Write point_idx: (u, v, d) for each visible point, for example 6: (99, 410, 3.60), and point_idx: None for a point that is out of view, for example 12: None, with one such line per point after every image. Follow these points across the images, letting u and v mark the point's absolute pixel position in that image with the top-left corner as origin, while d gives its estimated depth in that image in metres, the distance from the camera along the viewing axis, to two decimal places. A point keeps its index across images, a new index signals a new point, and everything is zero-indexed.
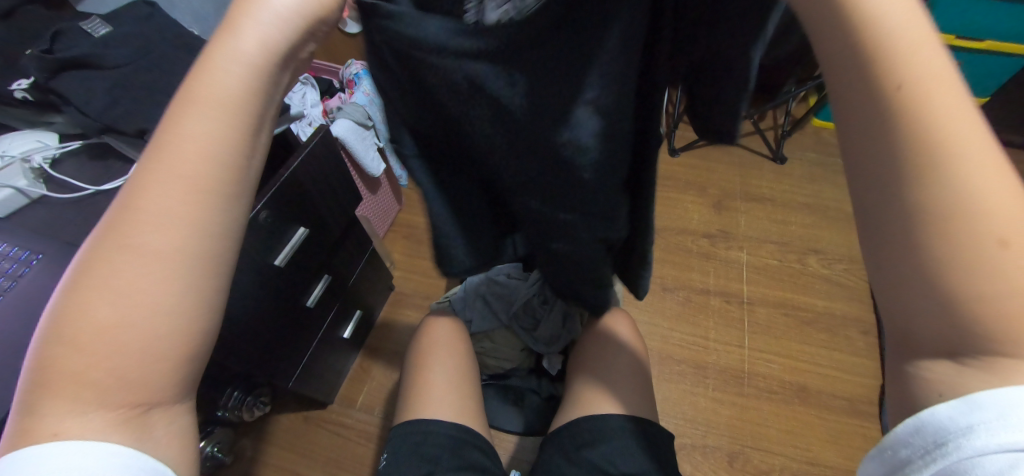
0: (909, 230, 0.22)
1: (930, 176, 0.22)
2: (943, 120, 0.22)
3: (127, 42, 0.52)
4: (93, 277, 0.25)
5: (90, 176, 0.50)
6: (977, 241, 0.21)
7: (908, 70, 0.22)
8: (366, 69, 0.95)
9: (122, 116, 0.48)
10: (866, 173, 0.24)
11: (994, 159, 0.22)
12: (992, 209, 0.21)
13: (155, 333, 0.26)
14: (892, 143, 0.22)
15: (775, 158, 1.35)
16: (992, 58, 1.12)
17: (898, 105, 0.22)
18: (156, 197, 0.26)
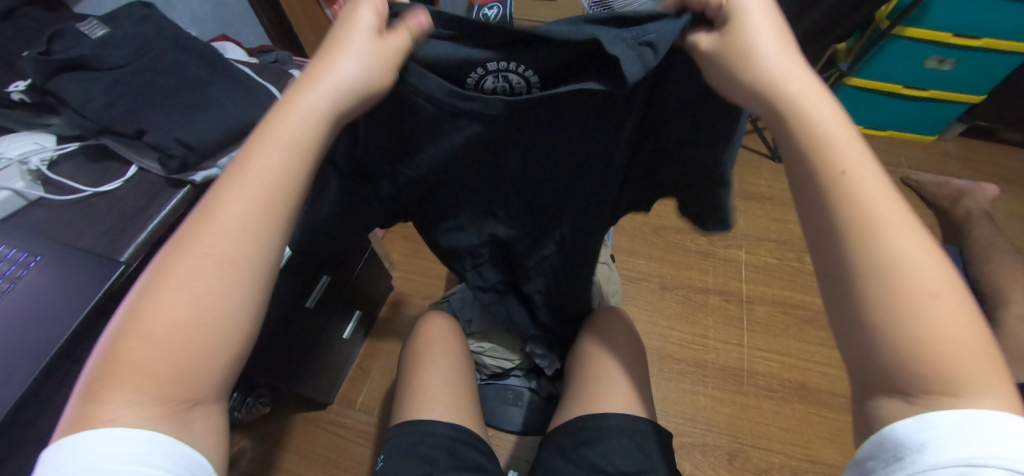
0: (862, 287, 0.29)
1: (870, 246, 0.29)
2: (874, 205, 0.30)
3: (125, 44, 0.52)
4: (170, 279, 0.30)
5: (89, 178, 0.50)
6: (912, 294, 0.28)
7: (847, 164, 0.31)
8: None
9: (121, 117, 0.48)
10: (826, 241, 0.31)
11: (917, 239, 0.29)
12: (915, 272, 0.28)
13: (220, 326, 0.30)
14: (840, 217, 0.30)
15: (773, 156, 1.35)
16: (990, 56, 1.12)
17: (846, 187, 0.30)
18: (235, 216, 0.32)
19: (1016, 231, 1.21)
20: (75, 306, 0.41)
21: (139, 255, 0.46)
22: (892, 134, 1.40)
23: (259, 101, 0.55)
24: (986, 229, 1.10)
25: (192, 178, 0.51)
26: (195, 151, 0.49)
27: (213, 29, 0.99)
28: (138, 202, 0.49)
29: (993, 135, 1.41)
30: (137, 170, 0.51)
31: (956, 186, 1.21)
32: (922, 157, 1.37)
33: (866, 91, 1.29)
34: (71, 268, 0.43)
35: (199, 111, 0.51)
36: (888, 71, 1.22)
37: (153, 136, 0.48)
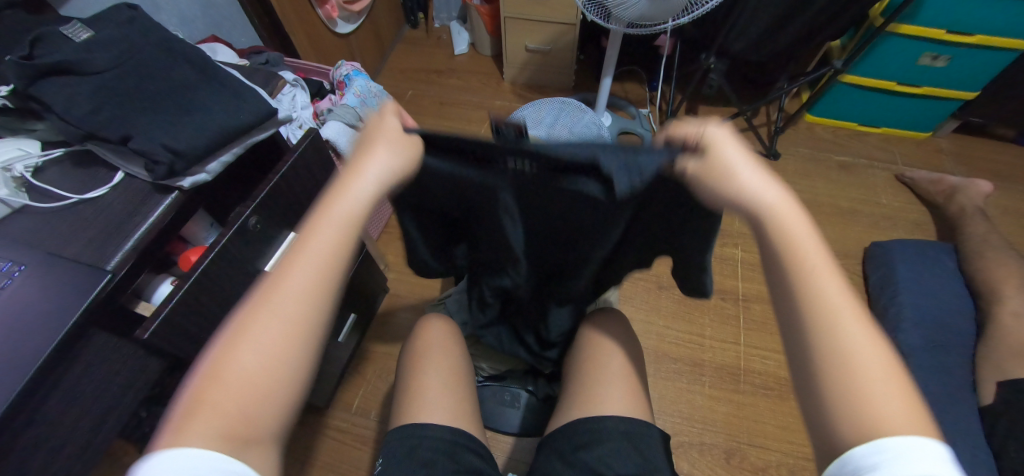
0: (820, 363, 0.32)
1: (827, 327, 0.32)
2: (830, 288, 0.33)
3: (109, 47, 0.50)
4: (245, 333, 0.33)
5: (74, 184, 0.49)
6: (863, 378, 0.31)
7: (808, 251, 0.34)
8: (357, 71, 0.95)
9: (106, 122, 0.47)
10: (792, 317, 0.34)
11: (865, 322, 0.33)
12: (864, 360, 0.31)
13: (284, 369, 0.33)
14: (803, 299, 0.33)
15: (769, 154, 1.36)
16: (984, 53, 1.13)
17: (807, 272, 0.33)
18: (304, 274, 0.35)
19: (1009, 227, 1.22)
20: (62, 317, 0.41)
21: (126, 263, 0.45)
22: (886, 131, 1.41)
23: (248, 105, 0.54)
24: (981, 225, 1.10)
25: (180, 183, 0.50)
26: (181, 157, 0.48)
27: (203, 30, 0.98)
28: (125, 208, 0.49)
29: (987, 132, 1.42)
30: (123, 176, 0.50)
31: (949, 181, 1.20)
32: (917, 153, 1.38)
33: (861, 88, 1.29)
34: (58, 278, 0.42)
35: (186, 117, 0.51)
36: (883, 68, 1.22)
37: (139, 142, 0.47)
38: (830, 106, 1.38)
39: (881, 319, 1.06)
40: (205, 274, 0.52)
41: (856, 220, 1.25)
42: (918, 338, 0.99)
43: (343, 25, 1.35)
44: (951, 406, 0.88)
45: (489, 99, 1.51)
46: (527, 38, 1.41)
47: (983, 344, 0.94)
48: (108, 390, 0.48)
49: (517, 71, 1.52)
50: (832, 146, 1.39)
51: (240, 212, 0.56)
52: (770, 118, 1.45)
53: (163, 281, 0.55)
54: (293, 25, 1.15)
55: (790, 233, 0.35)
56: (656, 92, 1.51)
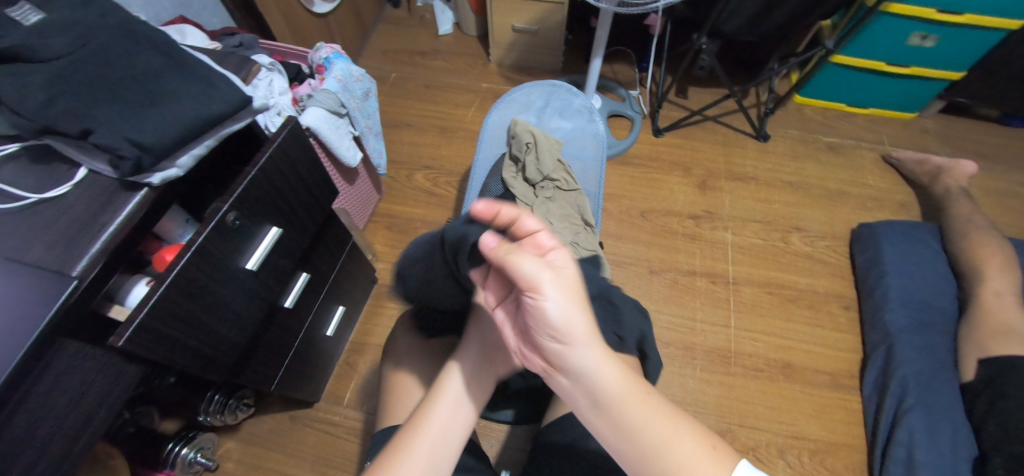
0: (632, 453, 0.38)
1: (622, 427, 0.38)
2: (607, 398, 0.38)
3: (64, 31, 0.46)
4: (417, 420, 0.46)
5: (33, 183, 0.46)
6: (657, 454, 0.37)
7: (582, 380, 0.38)
8: (336, 53, 0.90)
9: (63, 116, 0.44)
10: (603, 431, 0.39)
11: (634, 408, 0.38)
12: (655, 445, 0.38)
13: (453, 417, 0.47)
14: (599, 413, 0.39)
15: (758, 136, 1.35)
16: (974, 33, 1.12)
17: (588, 389, 0.38)
18: (451, 400, 0.47)
19: (990, 207, 1.24)
20: (27, 330, 0.38)
21: (94, 267, 0.42)
22: (874, 111, 1.41)
23: (221, 95, 0.51)
24: (964, 205, 1.11)
25: (148, 180, 0.47)
26: (149, 152, 0.45)
27: (170, 10, 0.92)
28: (91, 207, 0.46)
29: (971, 112, 1.43)
30: (86, 172, 0.47)
31: (935, 162, 1.21)
32: (903, 134, 1.38)
33: (850, 69, 1.29)
34: (18, 286, 0.39)
35: (150, 108, 0.47)
36: (873, 48, 1.21)
37: (102, 137, 0.44)
38: (820, 87, 1.37)
39: (867, 299, 1.08)
40: (182, 275, 0.49)
41: (843, 201, 1.26)
42: (903, 318, 1.00)
43: (321, 4, 1.28)
44: (934, 383, 0.90)
45: (475, 82, 1.47)
46: (514, 18, 1.36)
47: (964, 322, 0.96)
48: (85, 401, 0.45)
49: (503, 52, 1.48)
50: (821, 128, 1.39)
51: (216, 209, 0.53)
52: (759, 99, 1.45)
53: (138, 282, 0.52)
54: (268, 4, 1.09)
55: (573, 369, 0.38)
56: (645, 73, 1.48)
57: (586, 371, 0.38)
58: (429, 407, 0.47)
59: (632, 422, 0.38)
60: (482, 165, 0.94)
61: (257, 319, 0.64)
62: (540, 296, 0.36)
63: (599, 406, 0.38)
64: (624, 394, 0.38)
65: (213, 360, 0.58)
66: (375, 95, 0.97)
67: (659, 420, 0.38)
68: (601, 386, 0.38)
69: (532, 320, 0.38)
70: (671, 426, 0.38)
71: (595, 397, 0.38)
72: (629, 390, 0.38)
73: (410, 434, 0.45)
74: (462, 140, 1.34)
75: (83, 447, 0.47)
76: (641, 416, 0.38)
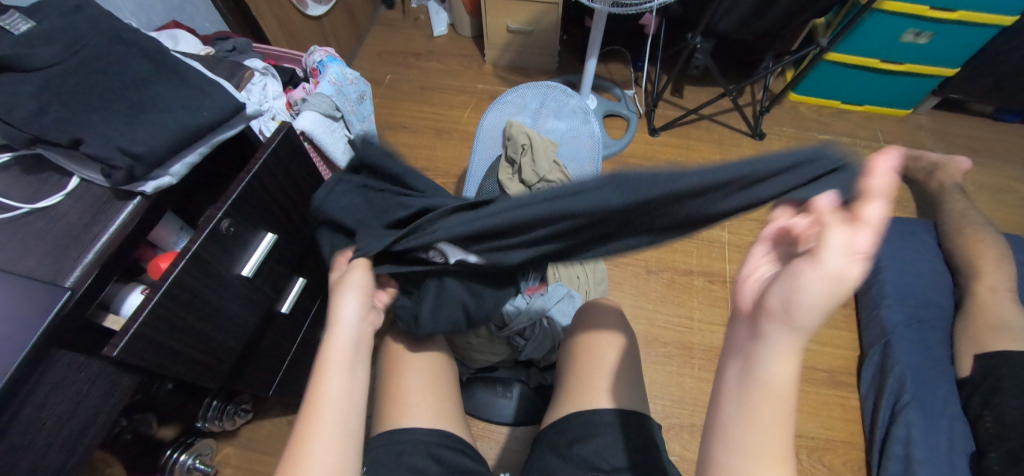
0: (733, 431, 0.36)
1: (751, 411, 0.35)
2: (766, 384, 0.35)
3: (54, 39, 0.46)
4: (311, 397, 0.49)
5: (25, 192, 0.46)
6: (752, 453, 0.35)
7: (765, 359, 0.35)
8: (330, 56, 0.90)
9: (53, 125, 0.43)
10: (733, 399, 0.37)
11: (774, 413, 0.35)
12: (759, 450, 0.35)
13: (339, 389, 0.49)
14: (747, 386, 0.36)
15: (754, 134, 1.35)
16: (967, 29, 1.12)
17: (762, 368, 0.35)
18: (339, 374, 0.50)
19: (985, 203, 1.25)
20: (19, 342, 0.38)
21: (88, 277, 0.42)
22: (869, 109, 1.41)
23: (213, 102, 0.51)
24: (959, 201, 1.12)
25: (141, 189, 0.47)
26: (142, 161, 0.45)
27: (163, 16, 0.91)
28: (83, 217, 0.45)
29: (965, 107, 1.43)
30: (78, 182, 0.47)
31: None
32: (898, 130, 1.39)
33: (844, 66, 1.29)
34: (8, 297, 0.39)
35: (141, 116, 0.47)
36: (867, 46, 1.22)
37: (93, 146, 0.43)
38: (814, 85, 1.37)
39: (863, 296, 1.09)
40: (176, 283, 0.49)
41: None
42: (899, 314, 1.01)
43: (315, 7, 1.28)
44: (931, 379, 0.91)
45: (471, 83, 1.46)
46: (509, 19, 1.36)
47: (960, 318, 0.97)
48: (80, 411, 0.45)
49: (498, 53, 1.48)
50: (816, 125, 1.39)
51: (210, 216, 0.53)
52: (755, 97, 1.45)
53: (132, 290, 0.51)
54: (261, 8, 1.09)
55: (768, 347, 0.34)
56: (640, 73, 1.49)
57: (773, 355, 0.34)
58: (318, 386, 0.49)
59: (762, 417, 0.35)
60: (477, 167, 0.94)
61: (254, 325, 0.64)
62: (816, 275, 0.31)
63: (747, 385, 0.36)
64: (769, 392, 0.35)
65: (209, 367, 0.57)
66: (370, 98, 0.97)
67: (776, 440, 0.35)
68: (763, 371, 0.35)
69: (781, 279, 0.33)
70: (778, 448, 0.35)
71: (748, 374, 0.36)
72: (783, 395, 0.35)
73: (309, 416, 0.48)
74: (457, 142, 1.33)
75: (80, 457, 0.47)
76: (769, 422, 0.35)
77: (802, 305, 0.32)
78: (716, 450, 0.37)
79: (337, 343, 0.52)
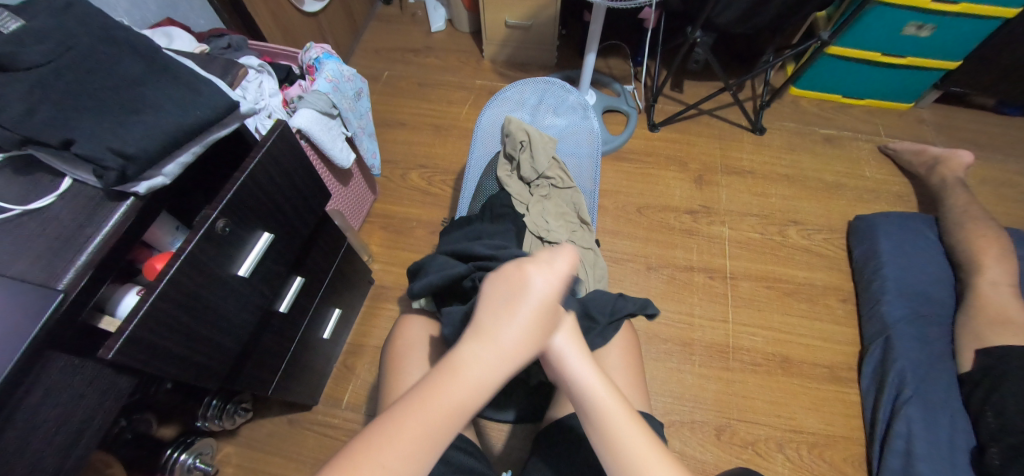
0: (607, 447, 0.44)
1: (606, 418, 0.45)
2: (592, 395, 0.46)
3: (43, 37, 0.45)
4: (423, 395, 0.41)
5: (17, 194, 0.45)
6: (628, 447, 0.44)
7: (585, 384, 0.46)
8: (326, 53, 0.89)
9: (44, 125, 0.43)
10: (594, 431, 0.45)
11: (615, 408, 0.45)
12: (626, 443, 0.44)
13: (455, 407, 0.41)
14: (590, 414, 0.46)
15: (754, 129, 1.34)
16: (969, 21, 1.11)
17: (584, 391, 0.46)
18: (463, 402, 0.42)
19: (987, 197, 1.24)
20: (11, 346, 0.38)
21: (81, 280, 0.42)
22: (870, 102, 1.40)
23: (205, 100, 0.50)
24: (961, 196, 1.11)
25: (134, 190, 0.46)
26: (134, 162, 0.44)
27: (157, 13, 0.90)
28: (75, 218, 0.45)
29: (967, 101, 1.42)
30: (71, 182, 0.46)
31: (931, 152, 1.20)
32: (899, 124, 1.38)
33: (845, 60, 1.28)
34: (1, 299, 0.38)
35: (133, 115, 0.46)
36: (868, 39, 1.21)
37: (84, 147, 0.43)
38: (815, 78, 1.36)
39: (864, 291, 1.09)
40: (171, 284, 0.48)
41: (840, 193, 1.25)
42: (901, 309, 1.00)
43: (311, 3, 1.27)
44: (931, 375, 0.91)
45: (469, 79, 1.45)
46: (507, 14, 1.34)
47: (961, 313, 0.96)
48: (77, 413, 0.45)
49: (497, 48, 1.46)
50: (817, 119, 1.38)
51: (206, 215, 0.52)
52: (755, 92, 1.44)
53: (128, 291, 0.51)
54: (257, 4, 1.07)
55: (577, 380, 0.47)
56: (640, 67, 1.48)
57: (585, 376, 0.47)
58: (437, 383, 0.42)
59: (608, 422, 0.45)
60: (476, 164, 0.93)
61: (251, 325, 0.64)
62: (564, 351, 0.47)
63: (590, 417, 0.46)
64: (600, 399, 0.46)
65: (207, 367, 0.57)
66: (367, 95, 0.96)
67: (639, 435, 0.44)
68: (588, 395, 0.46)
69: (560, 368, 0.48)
70: (642, 437, 0.44)
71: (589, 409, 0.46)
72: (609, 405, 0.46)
73: (409, 415, 0.40)
74: (456, 139, 1.33)
75: (77, 459, 0.46)
76: (625, 433, 0.44)
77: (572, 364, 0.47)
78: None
79: (475, 361, 0.43)
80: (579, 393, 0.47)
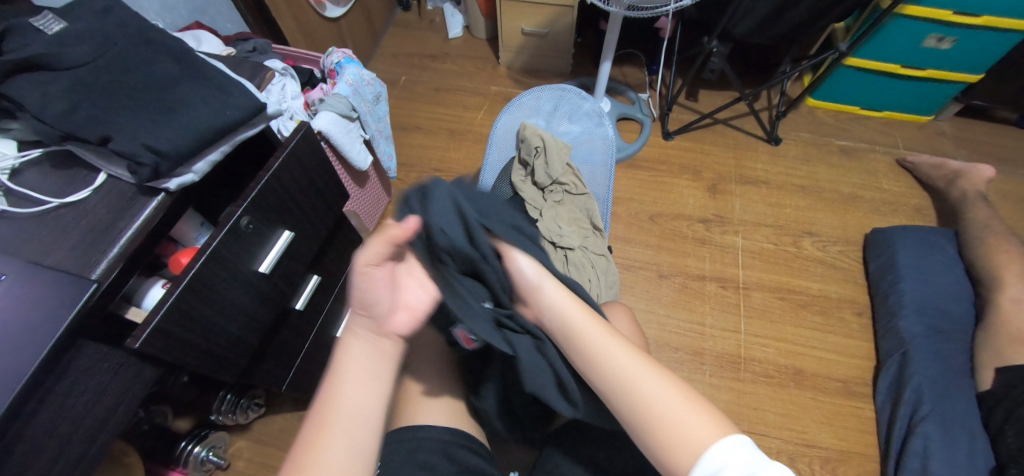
0: (605, 379, 0.45)
1: (597, 350, 0.46)
2: (575, 328, 0.48)
3: (84, 39, 0.47)
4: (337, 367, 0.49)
5: (55, 187, 0.47)
6: (626, 375, 0.44)
7: (567, 322, 0.48)
8: (348, 58, 0.91)
9: (83, 122, 0.45)
10: (589, 367, 0.47)
11: (602, 338, 0.47)
12: (621, 368, 0.45)
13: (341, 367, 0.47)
14: (580, 350, 0.47)
15: (770, 139, 1.34)
16: (991, 35, 1.10)
17: (566, 325, 0.48)
18: (350, 361, 0.47)
19: (1008, 213, 1.22)
20: (44, 334, 0.39)
21: (113, 271, 0.44)
22: (890, 115, 1.39)
23: (235, 101, 0.52)
24: (982, 210, 1.09)
25: (165, 185, 0.48)
26: (166, 158, 0.46)
27: (186, 17, 0.94)
28: (109, 212, 0.47)
29: (988, 114, 1.40)
30: (106, 177, 0.48)
31: (951, 166, 1.18)
32: (918, 137, 1.36)
33: (864, 71, 1.27)
34: (39, 288, 0.40)
35: (166, 114, 0.48)
36: (887, 51, 1.20)
37: (121, 143, 0.45)
38: (832, 90, 1.36)
39: (880, 305, 1.07)
40: (197, 278, 0.50)
41: (856, 205, 1.24)
42: (918, 325, 0.99)
43: (333, 9, 1.30)
44: (949, 394, 0.89)
45: (484, 85, 1.47)
46: (523, 21, 1.36)
47: (981, 330, 0.94)
48: (102, 400, 0.46)
49: (512, 55, 1.48)
50: (835, 131, 1.37)
51: (230, 213, 0.54)
52: (771, 102, 1.43)
53: (153, 284, 0.53)
54: (280, 9, 1.11)
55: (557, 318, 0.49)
56: (655, 76, 1.48)
57: (568, 312, 0.49)
58: None
59: (595, 347, 0.46)
60: (491, 168, 0.93)
61: (269, 321, 0.65)
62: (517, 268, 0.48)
63: (583, 353, 0.47)
64: (579, 328, 0.48)
65: (226, 361, 0.58)
66: (386, 99, 0.98)
67: (628, 359, 0.45)
68: (574, 329, 0.48)
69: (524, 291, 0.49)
70: (633, 361, 0.45)
71: (579, 346, 0.47)
72: (591, 333, 0.48)
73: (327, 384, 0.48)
74: (471, 144, 1.34)
75: (100, 446, 0.48)
76: (623, 359, 0.45)
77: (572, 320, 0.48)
78: (626, 413, 0.44)
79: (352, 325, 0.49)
80: (564, 334, 0.49)
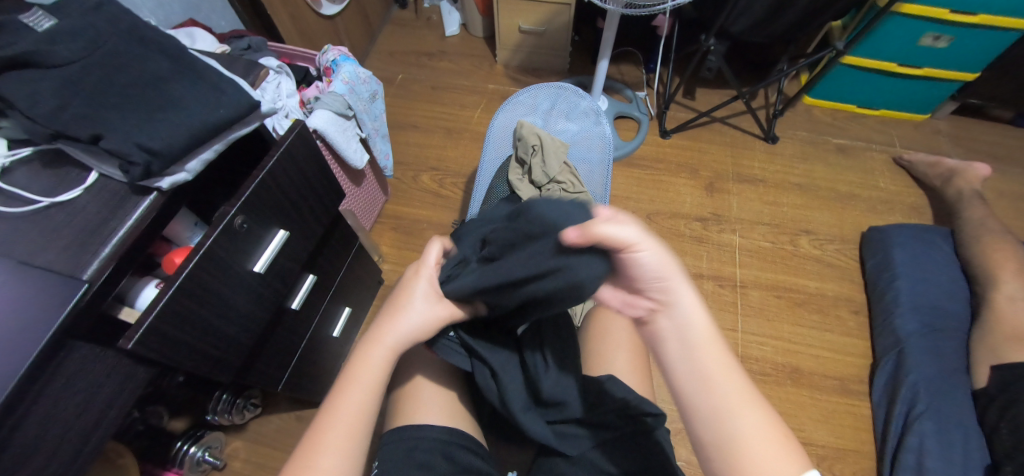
0: (701, 394, 0.41)
1: (708, 363, 0.42)
2: (692, 331, 0.42)
3: (74, 36, 0.47)
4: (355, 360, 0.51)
5: (45, 186, 0.46)
6: (727, 399, 0.40)
7: (684, 326, 0.42)
8: (344, 55, 0.91)
9: (74, 120, 0.44)
10: (686, 375, 0.42)
11: (717, 353, 0.42)
12: (720, 391, 0.41)
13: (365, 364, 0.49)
14: (689, 356, 0.42)
15: (767, 138, 1.34)
16: (987, 34, 1.10)
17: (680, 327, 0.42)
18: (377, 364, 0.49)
19: (1004, 211, 1.22)
20: (33, 334, 0.38)
21: (104, 271, 0.43)
22: (886, 113, 1.39)
23: (229, 99, 0.51)
24: (977, 209, 1.10)
25: (158, 184, 0.47)
26: (159, 157, 0.45)
27: (180, 14, 0.93)
28: (101, 211, 0.46)
29: (984, 113, 1.40)
30: (98, 176, 0.48)
31: (947, 164, 1.19)
32: (915, 135, 1.36)
33: (860, 69, 1.27)
34: (29, 287, 0.40)
35: (159, 112, 0.48)
36: (883, 49, 1.20)
37: (113, 142, 0.44)
38: (829, 88, 1.36)
39: (877, 303, 1.07)
40: (190, 278, 0.49)
41: (852, 204, 1.24)
42: (914, 323, 0.99)
43: (329, 6, 1.29)
44: (946, 392, 0.89)
45: (482, 83, 1.47)
46: (521, 19, 1.36)
47: (976, 328, 0.95)
48: (95, 401, 0.46)
49: (510, 53, 1.48)
50: (832, 129, 1.37)
51: (224, 212, 0.53)
52: (768, 100, 1.43)
53: (147, 284, 0.52)
54: (275, 7, 1.10)
55: (680, 317, 0.42)
56: (653, 74, 1.48)
57: (691, 313, 0.42)
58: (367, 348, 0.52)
59: (705, 363, 0.42)
60: (488, 167, 0.93)
61: (265, 321, 0.65)
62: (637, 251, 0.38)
63: (686, 358, 0.42)
64: (694, 336, 0.42)
65: (222, 360, 0.58)
66: (382, 97, 0.98)
67: (733, 386, 0.41)
68: (690, 333, 0.42)
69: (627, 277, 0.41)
70: (738, 387, 0.41)
71: (686, 353, 0.42)
72: (706, 340, 0.42)
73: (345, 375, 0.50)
74: (468, 142, 1.34)
75: (94, 447, 0.47)
76: (729, 385, 0.41)
77: (690, 330, 0.42)
78: (707, 436, 0.41)
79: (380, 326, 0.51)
80: (677, 332, 0.43)
